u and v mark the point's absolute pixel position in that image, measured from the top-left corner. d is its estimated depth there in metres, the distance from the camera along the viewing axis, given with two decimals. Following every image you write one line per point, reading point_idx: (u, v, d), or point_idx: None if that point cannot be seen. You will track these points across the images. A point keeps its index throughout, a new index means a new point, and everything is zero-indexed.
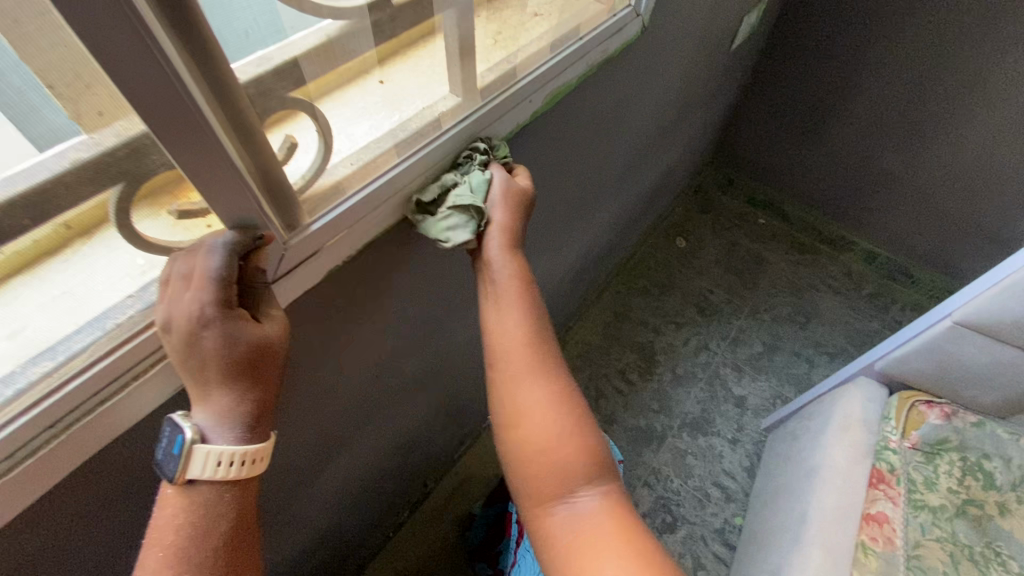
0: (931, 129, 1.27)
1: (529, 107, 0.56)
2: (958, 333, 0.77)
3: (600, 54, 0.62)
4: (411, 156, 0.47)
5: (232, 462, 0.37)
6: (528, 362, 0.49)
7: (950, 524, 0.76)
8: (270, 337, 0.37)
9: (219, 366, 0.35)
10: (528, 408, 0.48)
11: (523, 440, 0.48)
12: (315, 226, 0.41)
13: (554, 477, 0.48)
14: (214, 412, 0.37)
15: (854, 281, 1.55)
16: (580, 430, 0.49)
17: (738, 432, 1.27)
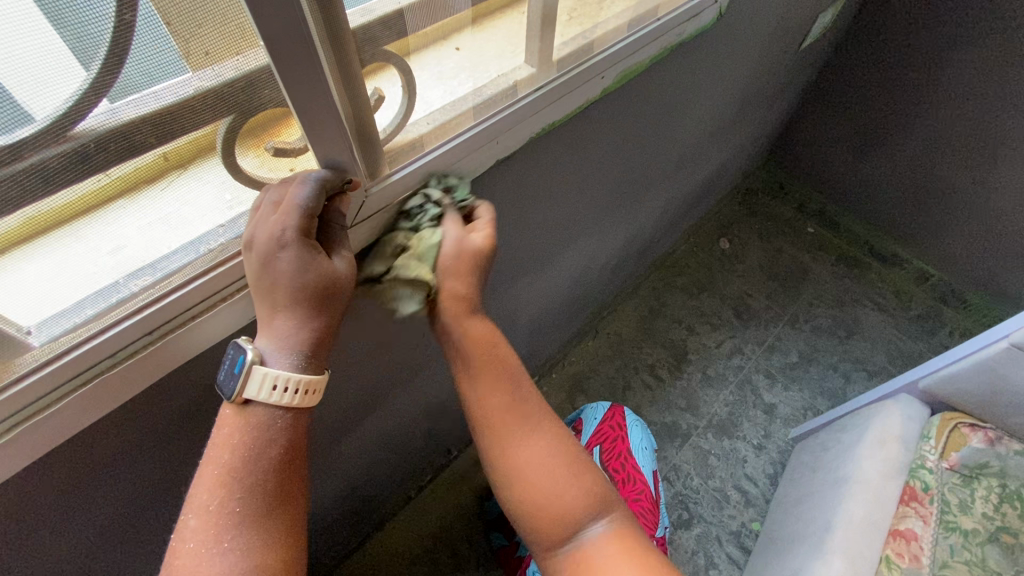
0: (1006, 147, 1.20)
1: (600, 83, 0.58)
2: (1014, 356, 0.73)
3: (675, 38, 0.62)
4: (484, 120, 0.49)
5: (286, 389, 0.39)
6: (514, 420, 0.49)
7: (981, 549, 0.74)
8: (337, 274, 0.39)
9: (287, 288, 0.37)
10: (525, 460, 0.48)
11: (520, 489, 0.48)
12: (395, 176, 0.44)
13: (556, 520, 0.47)
14: (276, 338, 0.39)
15: (903, 300, 1.50)
16: (577, 473, 0.49)
17: (765, 439, 1.26)
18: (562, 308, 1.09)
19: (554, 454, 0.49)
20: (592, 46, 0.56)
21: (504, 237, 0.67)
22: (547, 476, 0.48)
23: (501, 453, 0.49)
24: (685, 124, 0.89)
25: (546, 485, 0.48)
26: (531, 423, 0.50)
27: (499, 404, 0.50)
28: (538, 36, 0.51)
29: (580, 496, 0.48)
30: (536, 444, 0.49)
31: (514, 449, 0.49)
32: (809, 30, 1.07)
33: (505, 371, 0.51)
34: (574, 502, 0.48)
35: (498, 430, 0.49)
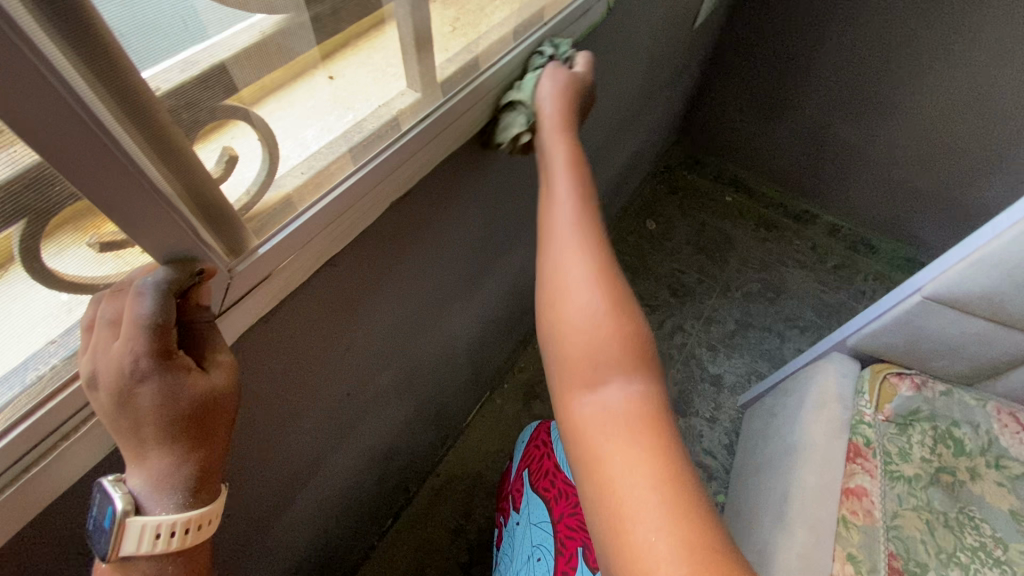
0: (890, 97, 1.28)
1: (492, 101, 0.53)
2: (927, 306, 0.76)
3: (566, 40, 0.59)
4: (371, 161, 0.43)
5: (173, 533, 0.33)
6: (567, 241, 0.48)
7: (925, 492, 0.79)
8: (216, 389, 0.33)
9: (155, 422, 0.31)
10: (573, 288, 0.47)
11: (561, 319, 0.47)
12: (263, 249, 0.37)
13: (590, 359, 0.45)
14: (149, 477, 0.32)
15: (820, 254, 1.57)
16: (623, 330, 0.46)
17: (716, 411, 1.29)
18: (501, 322, 1.05)
19: (594, 298, 0.46)
20: (478, 62, 0.51)
21: (420, 276, 0.61)
22: (585, 308, 0.46)
23: (554, 274, 0.48)
24: (591, 121, 0.87)
25: (587, 325, 0.46)
26: (581, 252, 0.48)
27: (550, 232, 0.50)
28: (415, 59, 0.45)
29: (611, 350, 0.45)
30: (584, 283, 0.47)
31: (561, 280, 0.48)
32: (700, 8, 1.08)
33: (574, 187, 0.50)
34: (605, 351, 0.45)
35: (551, 258, 0.49)
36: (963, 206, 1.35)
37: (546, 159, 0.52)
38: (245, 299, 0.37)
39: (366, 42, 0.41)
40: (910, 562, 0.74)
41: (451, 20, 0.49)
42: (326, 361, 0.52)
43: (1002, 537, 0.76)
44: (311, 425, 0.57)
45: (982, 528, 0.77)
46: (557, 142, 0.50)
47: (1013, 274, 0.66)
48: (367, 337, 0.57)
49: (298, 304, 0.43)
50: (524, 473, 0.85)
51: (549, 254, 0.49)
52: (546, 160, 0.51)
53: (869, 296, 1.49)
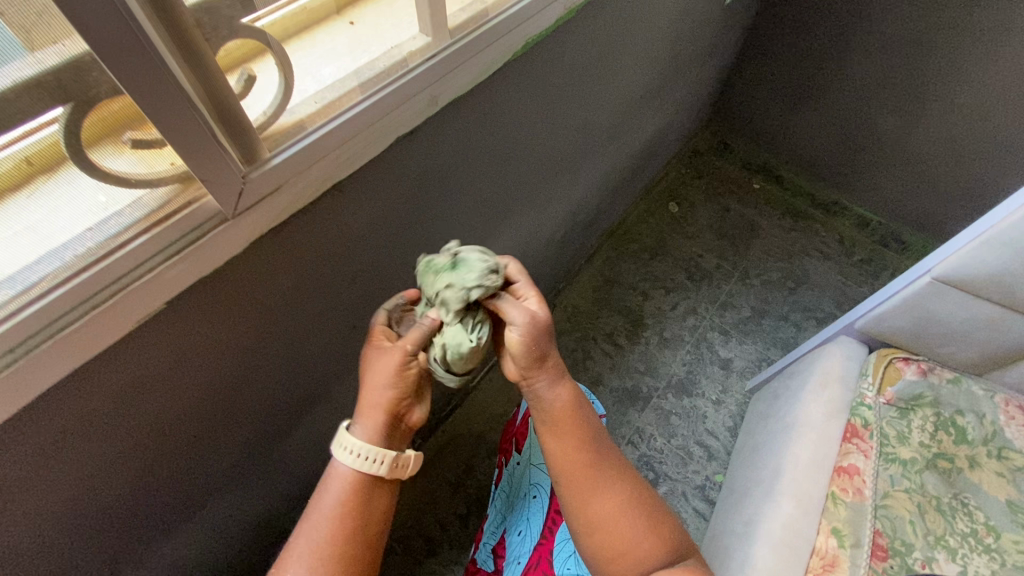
0: (928, 85, 1.24)
1: (503, 50, 0.55)
2: (937, 288, 0.75)
3: None
4: (376, 93, 0.45)
5: (362, 456, 0.55)
6: (589, 480, 0.60)
7: (919, 476, 0.79)
8: (403, 374, 0.57)
9: (369, 388, 0.56)
10: (603, 517, 0.60)
11: (602, 539, 0.60)
12: (276, 160, 0.40)
13: (635, 560, 0.59)
14: (364, 419, 0.56)
15: (846, 247, 1.54)
16: (649, 524, 0.61)
17: (723, 393, 1.29)
18: None
19: (628, 503, 0.61)
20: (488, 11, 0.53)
21: (427, 220, 0.65)
22: (619, 523, 0.60)
23: (583, 505, 0.60)
24: (607, 91, 0.89)
25: (625, 535, 0.59)
26: (603, 480, 0.61)
27: (577, 463, 0.61)
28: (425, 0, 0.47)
29: (652, 542, 0.60)
30: (609, 498, 0.60)
31: (591, 503, 0.60)
32: None
33: (586, 419, 0.62)
34: (646, 550, 0.60)
35: (578, 491, 0.60)
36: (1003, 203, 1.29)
37: (543, 399, 0.60)
38: (259, 205, 0.41)
39: None
40: (896, 540, 0.74)
41: None
42: (333, 287, 0.56)
43: (995, 525, 0.75)
44: (319, 350, 0.61)
45: (976, 515, 0.76)
46: (556, 388, 0.60)
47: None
48: (373, 271, 0.61)
49: (306, 222, 0.47)
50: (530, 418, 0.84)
51: (575, 492, 0.60)
52: (544, 401, 0.60)
53: None
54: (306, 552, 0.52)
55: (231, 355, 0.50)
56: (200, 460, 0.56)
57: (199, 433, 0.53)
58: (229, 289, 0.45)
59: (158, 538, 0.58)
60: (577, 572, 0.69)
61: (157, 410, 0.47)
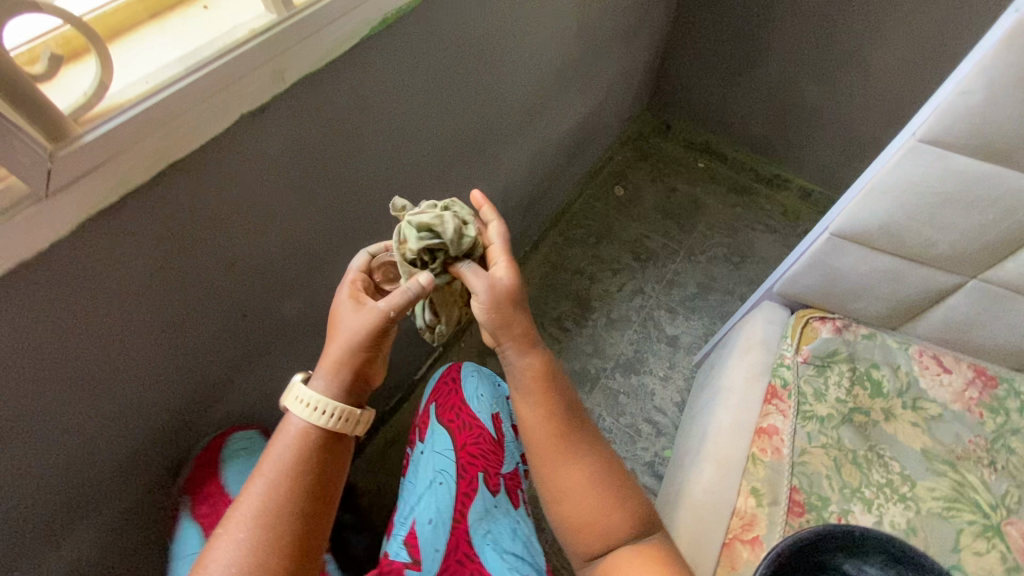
0: (850, 52, 1.25)
1: (356, 25, 0.55)
2: (836, 243, 0.75)
3: None
4: (199, 68, 0.45)
5: (320, 411, 0.53)
6: (556, 450, 0.61)
7: (836, 431, 0.79)
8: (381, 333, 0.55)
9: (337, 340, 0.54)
10: (570, 486, 0.61)
11: (567, 507, 0.61)
12: (87, 138, 0.40)
13: (600, 528, 0.61)
14: (323, 371, 0.54)
15: (790, 219, 1.56)
16: (618, 497, 0.62)
17: (670, 369, 1.30)
18: None
19: (599, 481, 0.61)
20: None
21: (312, 205, 0.64)
22: (586, 493, 0.61)
23: (550, 473, 0.62)
24: (512, 70, 0.89)
25: (590, 506, 0.61)
26: (572, 451, 0.61)
27: (545, 434, 0.61)
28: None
29: (618, 517, 0.61)
30: (576, 470, 0.61)
31: (558, 473, 0.61)
32: None
33: (558, 392, 0.62)
34: (611, 522, 0.61)
35: (547, 458, 0.62)
36: None
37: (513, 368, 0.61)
38: (79, 185, 0.41)
39: None
40: (812, 495, 0.75)
41: None
42: (205, 273, 0.56)
43: (910, 474, 0.76)
44: (206, 339, 0.61)
45: (892, 465, 0.77)
46: (526, 357, 0.60)
47: (903, 201, 0.65)
48: (253, 257, 0.61)
49: (152, 205, 0.47)
50: (431, 407, 0.83)
51: (544, 460, 0.62)
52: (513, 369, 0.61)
53: None
54: (246, 519, 0.50)
55: (92, 346, 0.50)
56: (80, 455, 0.56)
57: (72, 428, 0.53)
58: (69, 276, 0.44)
59: (47, 538, 0.58)
60: (496, 547, 0.74)
61: (11, 404, 0.47)
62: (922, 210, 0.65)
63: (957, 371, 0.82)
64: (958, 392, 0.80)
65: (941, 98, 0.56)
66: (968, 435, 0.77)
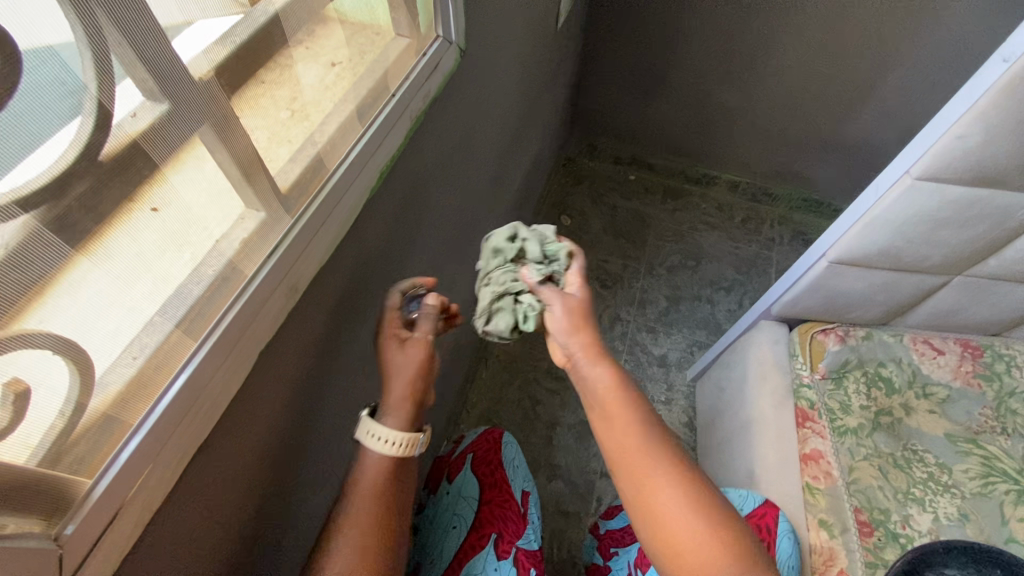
0: (755, 55, 1.32)
1: (357, 195, 0.48)
2: (834, 268, 0.78)
3: (424, 99, 0.55)
4: (210, 336, 0.37)
5: (391, 441, 0.51)
6: (644, 465, 0.54)
7: (872, 439, 0.83)
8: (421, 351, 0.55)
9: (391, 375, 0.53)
10: (664, 509, 0.52)
11: (659, 534, 0.52)
12: (98, 491, 0.32)
13: (696, 561, 0.50)
14: (391, 413, 0.53)
15: (726, 212, 1.63)
16: (718, 528, 0.52)
17: (670, 391, 1.30)
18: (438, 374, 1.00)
19: (691, 506, 0.52)
20: (323, 159, 0.45)
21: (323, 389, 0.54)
22: (678, 519, 0.52)
23: (642, 496, 0.53)
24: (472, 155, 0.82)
25: (684, 534, 0.51)
26: (663, 474, 0.53)
27: (632, 450, 0.54)
28: (245, 186, 0.39)
29: (720, 552, 0.50)
30: (671, 497, 0.52)
31: (654, 495, 0.53)
32: (558, 12, 1.06)
33: (636, 411, 0.56)
34: (706, 556, 0.50)
35: (632, 476, 0.54)
36: (842, 142, 1.43)
37: (586, 378, 0.58)
38: (102, 539, 0.32)
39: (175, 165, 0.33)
40: (874, 511, 0.78)
41: (291, 101, 0.41)
42: (229, 533, 0.45)
43: (945, 462, 0.81)
44: None
45: (927, 458, 0.82)
46: (597, 369, 0.57)
47: (901, 230, 0.69)
48: (273, 479, 0.50)
49: (177, 509, 0.38)
50: None
51: (632, 480, 0.54)
52: (589, 380, 0.58)
53: (777, 242, 1.58)
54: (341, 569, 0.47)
55: None
56: None
57: None
58: None
59: None
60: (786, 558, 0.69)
61: None
62: (918, 233, 0.69)
63: (948, 350, 0.89)
64: (955, 369, 0.88)
65: (936, 140, 0.60)
66: (976, 409, 0.85)
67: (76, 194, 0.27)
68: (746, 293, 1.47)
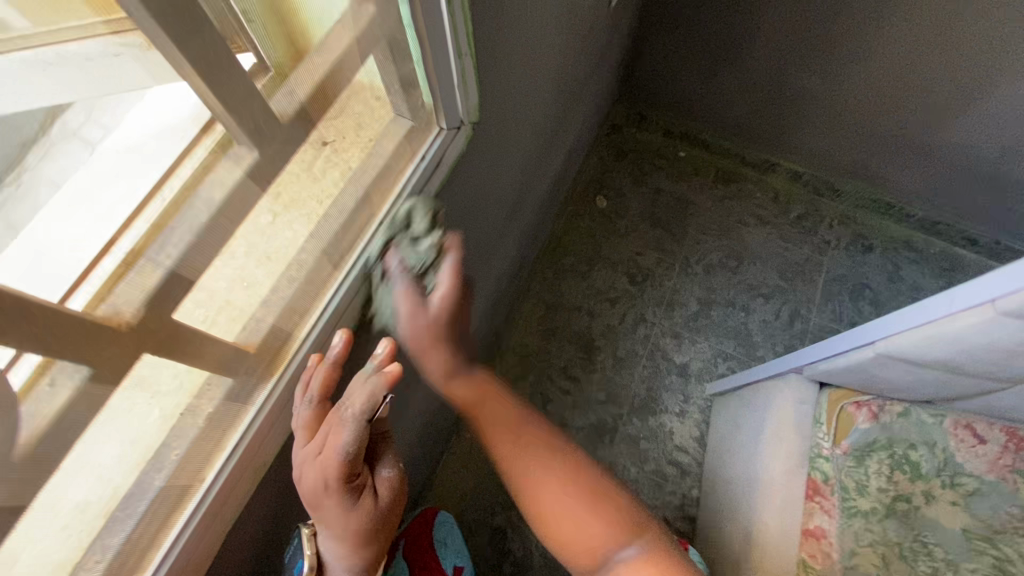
0: (845, 38, 1.11)
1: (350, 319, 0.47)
2: (882, 360, 0.71)
3: (431, 200, 0.50)
4: (185, 530, 0.37)
5: None
6: (515, 449, 0.56)
7: (881, 525, 0.80)
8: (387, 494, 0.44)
9: (338, 529, 0.42)
10: (545, 495, 0.54)
11: (553, 535, 0.54)
12: None
13: (585, 546, 0.53)
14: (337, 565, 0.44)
15: (781, 205, 1.47)
16: (596, 499, 0.55)
17: (685, 403, 1.27)
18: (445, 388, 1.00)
19: (566, 477, 0.55)
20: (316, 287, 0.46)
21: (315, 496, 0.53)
22: (562, 497, 0.54)
23: (520, 481, 0.55)
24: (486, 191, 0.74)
25: (567, 510, 0.54)
26: (534, 455, 0.56)
27: (498, 427, 0.56)
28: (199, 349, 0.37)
29: (601, 520, 0.54)
30: (542, 471, 0.55)
31: (524, 472, 0.55)
32: None
33: (497, 398, 0.58)
34: (589, 524, 0.53)
35: (511, 470, 0.56)
36: (933, 145, 1.23)
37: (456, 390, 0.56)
38: None
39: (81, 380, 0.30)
40: None
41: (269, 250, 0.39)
42: None
43: (953, 558, 0.78)
44: None
45: (935, 552, 0.79)
46: (461, 384, 0.56)
47: (966, 349, 0.60)
48: None
49: None
50: None
51: (510, 470, 0.56)
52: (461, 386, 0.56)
53: (832, 245, 1.43)
54: None
55: None
56: None
57: None
58: None
59: None
60: None
61: None
62: (991, 357, 0.60)
63: (991, 438, 0.82)
64: (993, 460, 0.82)
65: None
66: (1006, 507, 0.79)
67: None
68: (786, 302, 1.37)
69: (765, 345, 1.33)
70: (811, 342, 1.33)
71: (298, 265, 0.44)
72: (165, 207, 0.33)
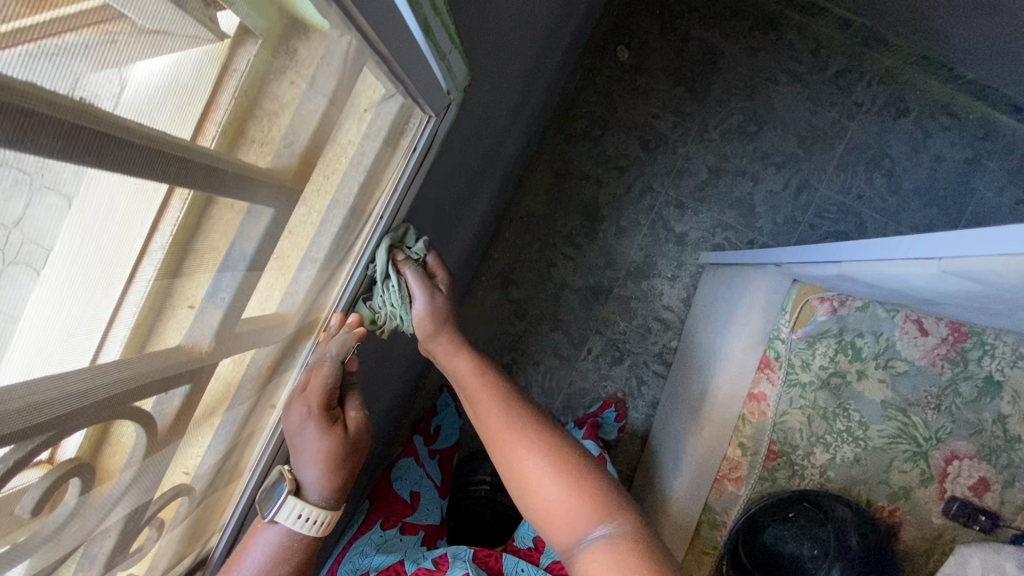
0: None
1: (368, 275, 0.60)
2: (846, 277, 0.79)
3: (426, 170, 0.59)
4: (269, 438, 0.58)
5: (306, 517, 0.56)
6: (517, 440, 0.68)
7: (814, 394, 0.97)
8: (352, 424, 0.62)
9: (313, 449, 0.57)
10: (529, 474, 0.67)
11: (532, 495, 0.66)
12: (217, 551, 0.57)
13: (562, 519, 0.63)
14: (309, 480, 0.57)
15: (820, 59, 1.34)
16: (579, 478, 0.65)
17: (678, 269, 1.38)
18: (455, 265, 1.12)
19: (548, 466, 0.66)
20: (340, 254, 0.56)
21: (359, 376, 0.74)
22: (549, 494, 0.65)
23: (515, 471, 0.68)
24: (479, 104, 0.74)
25: (549, 495, 0.65)
26: (529, 451, 0.67)
27: (499, 430, 0.70)
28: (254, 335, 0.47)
29: (580, 501, 0.63)
30: (539, 471, 0.66)
31: (523, 463, 0.67)
32: None
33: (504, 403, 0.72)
34: (570, 506, 0.63)
35: (509, 455, 0.68)
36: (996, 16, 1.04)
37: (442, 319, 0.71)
38: (230, 548, 0.58)
39: (175, 381, 0.40)
40: (785, 445, 0.98)
41: (285, 249, 0.47)
42: None
43: (867, 420, 0.97)
44: None
45: (853, 415, 0.97)
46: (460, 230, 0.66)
47: (910, 285, 0.68)
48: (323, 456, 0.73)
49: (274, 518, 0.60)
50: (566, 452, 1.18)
51: (506, 462, 0.69)
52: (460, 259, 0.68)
53: (864, 108, 1.34)
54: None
55: None
56: None
57: None
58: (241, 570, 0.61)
59: None
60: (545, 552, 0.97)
61: None
62: (932, 293, 0.67)
63: (933, 331, 0.94)
64: (930, 350, 0.94)
65: (974, 257, 0.55)
66: (925, 386, 0.95)
67: (135, 461, 0.40)
68: (798, 172, 1.36)
69: (766, 216, 1.36)
70: (812, 214, 1.36)
71: (317, 248, 0.52)
72: (150, 286, 0.34)
